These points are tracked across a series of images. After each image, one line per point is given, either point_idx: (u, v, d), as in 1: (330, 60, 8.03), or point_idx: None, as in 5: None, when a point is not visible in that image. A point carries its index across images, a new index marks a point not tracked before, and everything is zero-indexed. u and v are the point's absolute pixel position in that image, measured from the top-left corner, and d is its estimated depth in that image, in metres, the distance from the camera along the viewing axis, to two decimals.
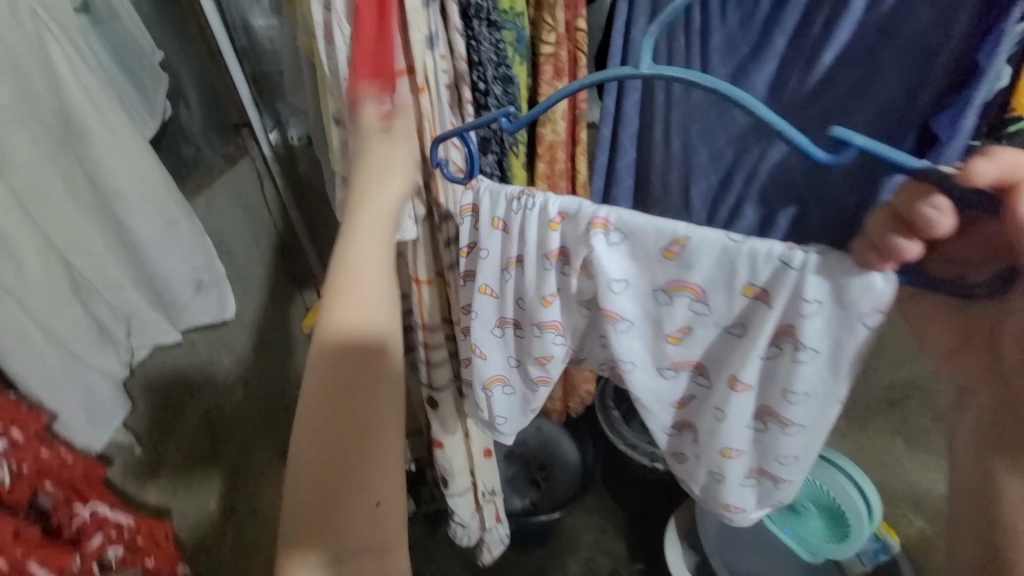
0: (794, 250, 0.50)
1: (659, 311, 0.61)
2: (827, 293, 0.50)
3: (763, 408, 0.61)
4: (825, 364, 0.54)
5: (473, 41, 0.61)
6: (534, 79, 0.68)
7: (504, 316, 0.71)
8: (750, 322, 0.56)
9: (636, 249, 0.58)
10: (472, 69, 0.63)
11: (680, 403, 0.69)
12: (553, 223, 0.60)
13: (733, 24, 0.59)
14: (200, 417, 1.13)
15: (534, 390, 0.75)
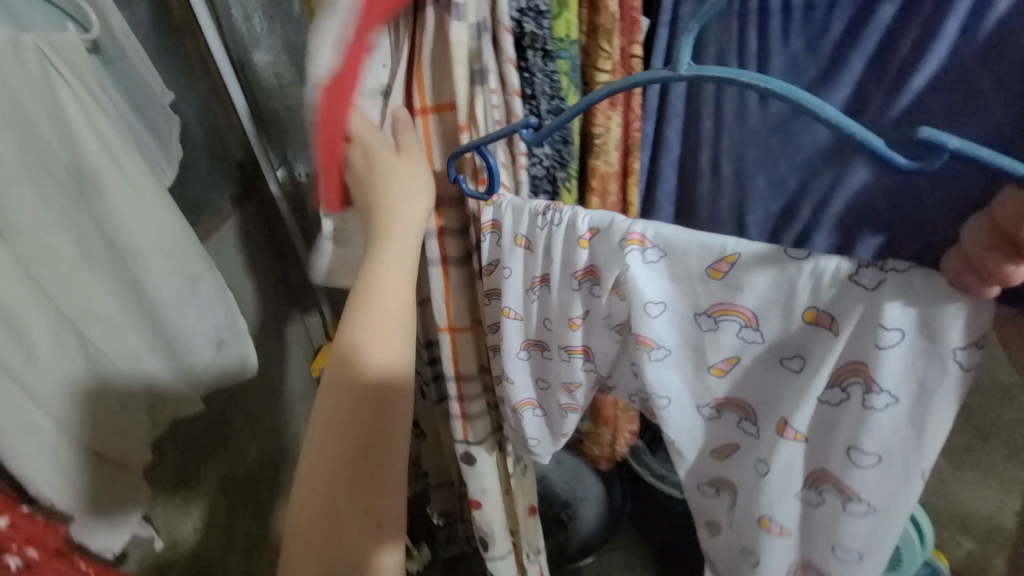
0: (867, 270, 0.46)
1: (699, 338, 0.58)
2: (909, 328, 0.46)
3: (817, 464, 0.57)
4: (899, 419, 0.49)
5: (527, 74, 0.60)
6: (588, 108, 0.69)
7: (532, 338, 0.71)
8: (810, 358, 0.52)
9: (678, 271, 0.56)
10: (526, 102, 0.62)
11: (719, 454, 0.65)
12: (585, 241, 0.60)
13: (799, 49, 0.57)
14: (218, 478, 1.05)
15: (565, 418, 0.75)
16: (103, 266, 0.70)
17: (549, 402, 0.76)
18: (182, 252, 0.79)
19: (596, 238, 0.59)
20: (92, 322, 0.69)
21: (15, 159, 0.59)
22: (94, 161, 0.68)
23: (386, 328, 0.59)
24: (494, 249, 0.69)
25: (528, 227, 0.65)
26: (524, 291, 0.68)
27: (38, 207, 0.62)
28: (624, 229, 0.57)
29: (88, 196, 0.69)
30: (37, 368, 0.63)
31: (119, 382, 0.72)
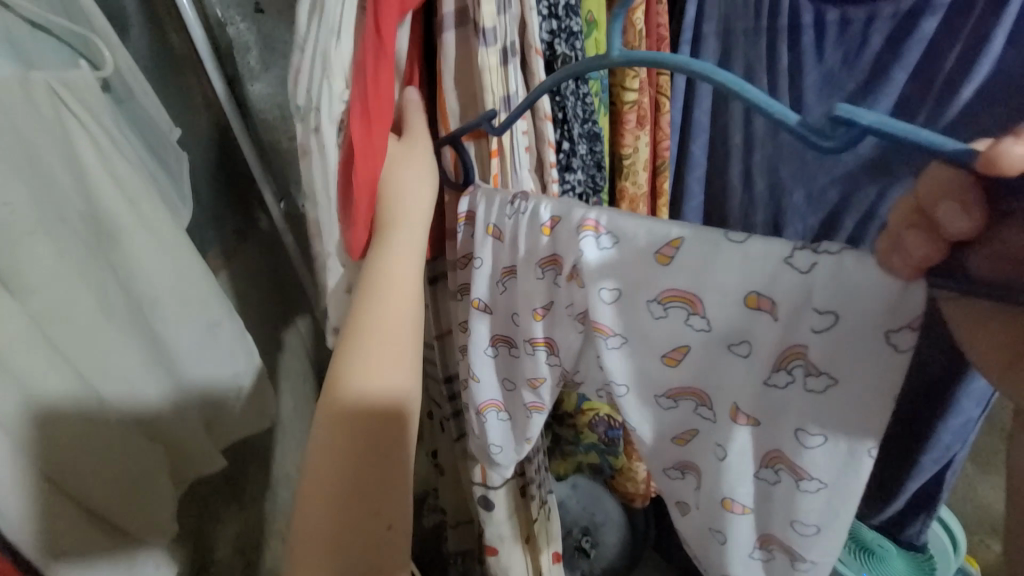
0: (798, 251, 0.35)
1: (649, 328, 0.44)
2: (850, 303, 0.34)
3: (769, 445, 0.42)
4: (851, 393, 0.36)
5: (559, 99, 0.55)
6: (615, 128, 0.67)
7: (497, 332, 0.57)
8: (758, 339, 0.39)
9: (619, 265, 0.43)
10: (558, 127, 0.57)
11: (679, 442, 0.48)
12: (547, 230, 0.47)
13: (835, 62, 0.56)
14: (234, 538, 0.93)
15: (529, 420, 0.58)
16: (120, 322, 0.51)
17: (514, 404, 0.59)
18: (186, 288, 0.57)
19: (560, 227, 0.45)
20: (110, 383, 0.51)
21: (31, 213, 0.44)
22: (117, 214, 0.50)
23: (378, 340, 0.48)
24: (466, 242, 0.57)
25: (489, 214, 0.52)
26: (492, 284, 0.54)
27: (56, 261, 0.46)
28: (574, 216, 0.44)
29: (109, 250, 0.51)
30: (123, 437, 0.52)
31: (139, 450, 0.53)
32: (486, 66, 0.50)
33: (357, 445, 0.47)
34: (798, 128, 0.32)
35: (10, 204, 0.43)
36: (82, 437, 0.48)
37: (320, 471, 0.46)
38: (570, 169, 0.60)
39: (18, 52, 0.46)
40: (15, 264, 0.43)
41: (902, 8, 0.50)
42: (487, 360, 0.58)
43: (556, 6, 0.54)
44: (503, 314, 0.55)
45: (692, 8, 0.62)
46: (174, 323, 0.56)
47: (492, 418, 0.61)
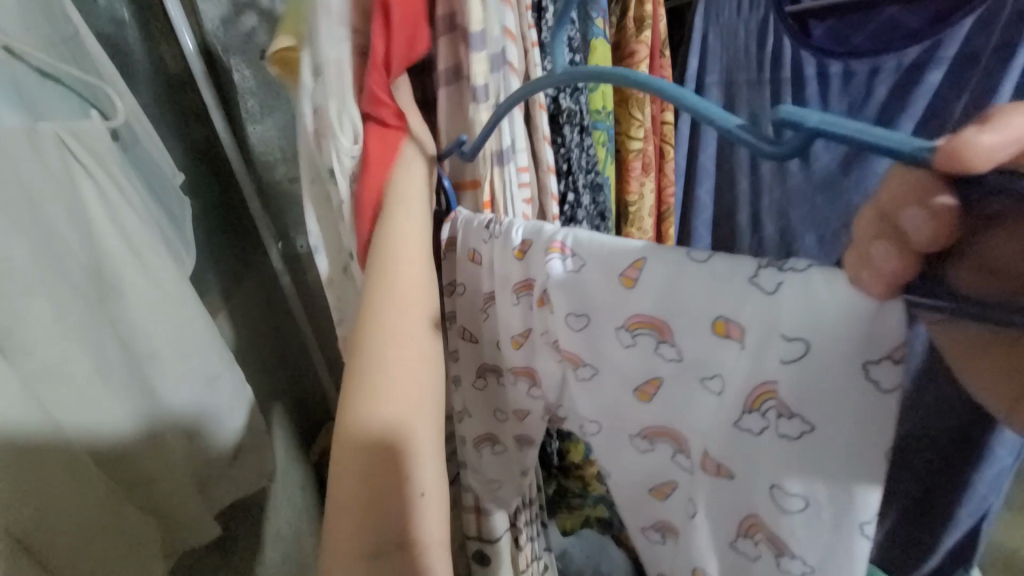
0: (763, 269, 0.29)
1: (618, 359, 0.37)
2: (816, 328, 0.27)
3: (745, 507, 0.34)
4: (837, 443, 0.28)
5: (563, 150, 0.50)
6: (620, 179, 0.64)
7: (484, 361, 0.49)
8: (728, 374, 0.32)
9: (584, 293, 0.36)
10: (562, 179, 0.51)
11: (657, 495, 0.41)
12: (519, 253, 0.39)
13: (840, 112, 0.55)
14: None
15: (524, 452, 0.51)
16: (116, 385, 0.48)
17: (506, 435, 0.51)
18: (181, 338, 0.54)
19: (532, 252, 0.39)
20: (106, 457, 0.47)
21: (30, 268, 0.41)
22: (119, 263, 0.48)
23: (399, 340, 0.32)
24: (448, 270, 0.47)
25: (466, 232, 0.44)
26: (472, 310, 0.47)
27: (55, 320, 0.43)
28: (541, 237, 0.38)
29: (108, 303, 0.48)
30: (111, 522, 0.46)
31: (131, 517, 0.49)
32: (475, 122, 0.42)
33: (389, 497, 0.28)
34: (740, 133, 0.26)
35: (11, 260, 0.40)
36: (80, 516, 0.44)
37: (340, 548, 0.27)
38: (575, 223, 0.53)
39: (24, 101, 0.44)
40: (16, 325, 0.40)
41: (906, 61, 0.50)
42: (476, 392, 0.51)
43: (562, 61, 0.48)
44: (489, 346, 0.48)
45: (694, 60, 0.63)
46: (173, 380, 0.53)
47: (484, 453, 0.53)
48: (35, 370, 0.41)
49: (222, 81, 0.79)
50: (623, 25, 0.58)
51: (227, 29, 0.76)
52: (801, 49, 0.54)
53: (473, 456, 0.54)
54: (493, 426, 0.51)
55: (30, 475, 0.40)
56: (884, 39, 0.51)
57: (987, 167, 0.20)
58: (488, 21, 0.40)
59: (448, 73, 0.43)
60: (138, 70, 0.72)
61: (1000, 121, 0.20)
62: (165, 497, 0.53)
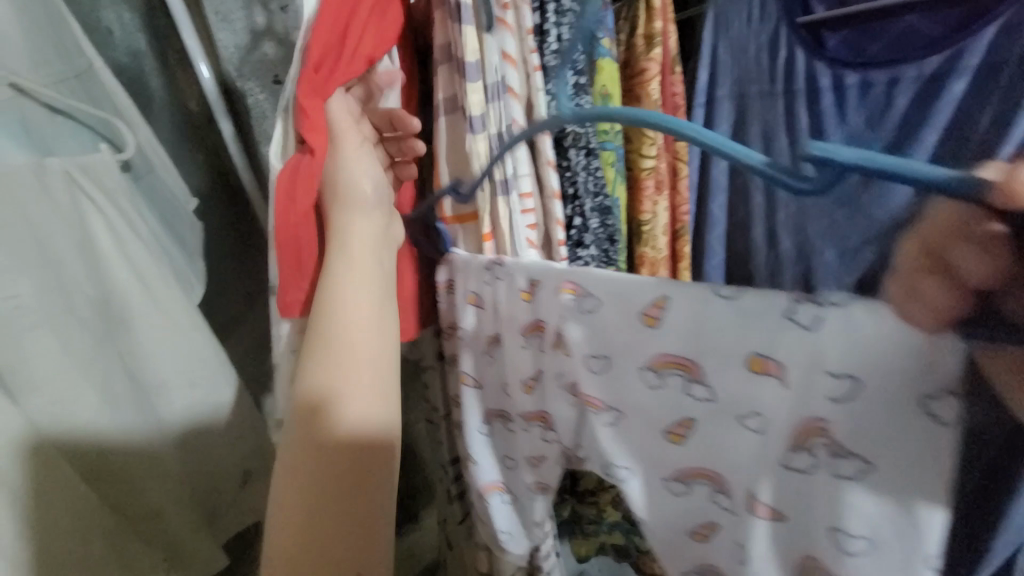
0: (800, 305, 0.28)
1: (644, 403, 0.37)
2: (868, 367, 0.27)
3: (800, 549, 0.32)
4: (897, 482, 0.27)
5: (569, 173, 0.49)
6: (633, 197, 0.62)
7: (491, 407, 0.49)
8: (772, 413, 0.31)
9: (601, 333, 0.37)
10: (568, 204, 0.50)
11: (698, 538, 0.38)
12: (527, 294, 0.40)
13: (858, 125, 0.52)
14: None
15: (535, 501, 0.49)
16: (125, 419, 0.49)
17: (517, 483, 0.50)
18: (189, 369, 0.53)
19: (539, 292, 0.39)
20: (103, 482, 0.49)
21: (36, 304, 0.43)
22: (127, 292, 0.49)
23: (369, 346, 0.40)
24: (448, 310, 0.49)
25: (466, 272, 0.45)
26: (478, 354, 0.48)
27: (60, 355, 0.44)
28: (551, 276, 0.38)
29: (116, 334, 0.49)
30: (87, 546, 0.47)
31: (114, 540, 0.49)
32: (473, 151, 0.42)
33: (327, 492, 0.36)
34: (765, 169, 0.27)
35: (15, 297, 0.42)
36: (68, 541, 0.45)
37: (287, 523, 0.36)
38: (582, 248, 0.51)
39: (33, 139, 0.47)
40: (20, 363, 0.42)
41: (927, 70, 0.48)
42: (482, 440, 0.51)
43: (565, 82, 0.46)
44: (500, 386, 0.47)
45: (704, 74, 0.60)
46: (183, 412, 0.53)
47: (497, 503, 0.51)
48: (41, 408, 0.44)
49: (236, 103, 0.76)
50: (632, 43, 0.57)
51: (246, 57, 0.73)
52: (815, 61, 0.53)
53: (484, 507, 0.52)
54: (505, 474, 0.51)
55: (23, 502, 0.42)
56: (902, 46, 0.49)
57: None
58: (483, 49, 0.41)
59: (447, 103, 0.44)
60: (155, 102, 0.74)
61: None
62: (158, 528, 0.52)
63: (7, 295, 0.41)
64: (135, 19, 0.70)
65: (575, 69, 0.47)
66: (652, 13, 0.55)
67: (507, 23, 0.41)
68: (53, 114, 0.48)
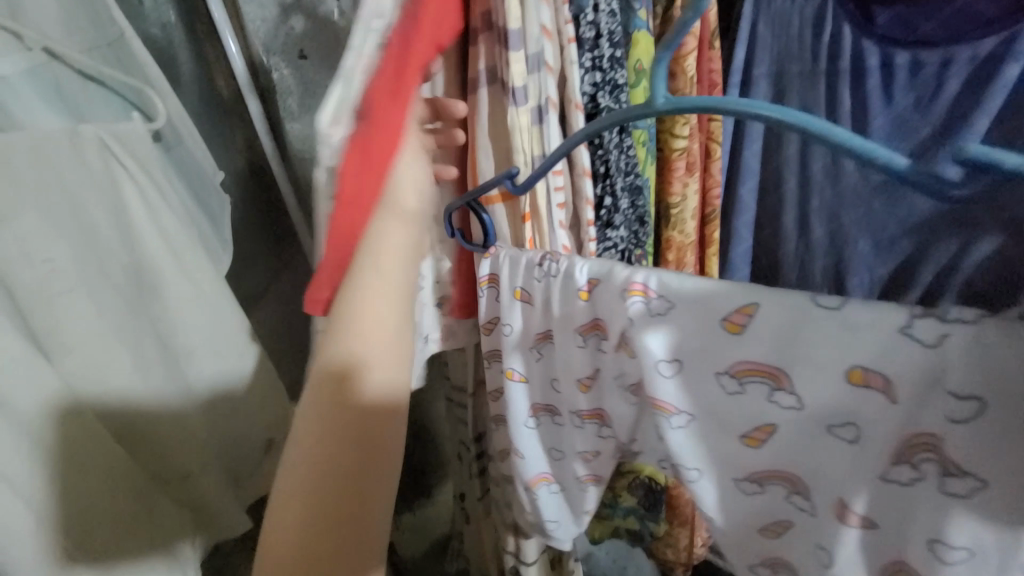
0: (917, 318, 0.26)
1: (719, 405, 0.35)
2: (998, 388, 0.25)
3: (890, 553, 0.32)
4: (1008, 503, 0.26)
5: (600, 152, 0.47)
6: (663, 178, 0.60)
7: (537, 402, 0.48)
8: (868, 424, 0.30)
9: (673, 337, 0.35)
10: (597, 183, 0.48)
11: (767, 534, 0.38)
12: (586, 293, 0.39)
13: (906, 107, 0.50)
14: None
15: (585, 493, 0.49)
16: (157, 385, 0.50)
17: (565, 475, 0.50)
18: (215, 337, 0.54)
19: (600, 291, 0.38)
20: (133, 444, 0.51)
21: (72, 269, 0.44)
22: (160, 262, 0.50)
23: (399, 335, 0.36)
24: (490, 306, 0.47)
25: (517, 271, 0.43)
26: (525, 350, 0.46)
27: (94, 318, 0.45)
28: (616, 278, 0.36)
29: (148, 301, 0.50)
30: (120, 505, 0.47)
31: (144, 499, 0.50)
32: (514, 125, 0.41)
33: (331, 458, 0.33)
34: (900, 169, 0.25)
35: (52, 260, 0.42)
36: (96, 499, 0.46)
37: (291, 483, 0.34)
38: (612, 228, 0.50)
39: (67, 104, 0.47)
40: (53, 326, 0.43)
41: (982, 52, 0.44)
42: (529, 436, 0.49)
43: (601, 55, 0.45)
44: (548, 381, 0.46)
45: (741, 51, 0.58)
46: (211, 380, 0.55)
47: (546, 495, 0.51)
48: (75, 371, 0.45)
49: (262, 81, 0.77)
50: (668, 18, 0.54)
51: (272, 33, 0.73)
52: (863, 39, 0.50)
53: (529, 499, 0.52)
54: (552, 467, 0.51)
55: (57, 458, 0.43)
56: (955, 27, 0.45)
57: None
58: (526, 18, 0.38)
59: (489, 74, 0.42)
60: (181, 73, 0.73)
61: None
62: (187, 487, 0.54)
63: (43, 258, 0.42)
64: None
65: (612, 42, 0.45)
66: None
67: None
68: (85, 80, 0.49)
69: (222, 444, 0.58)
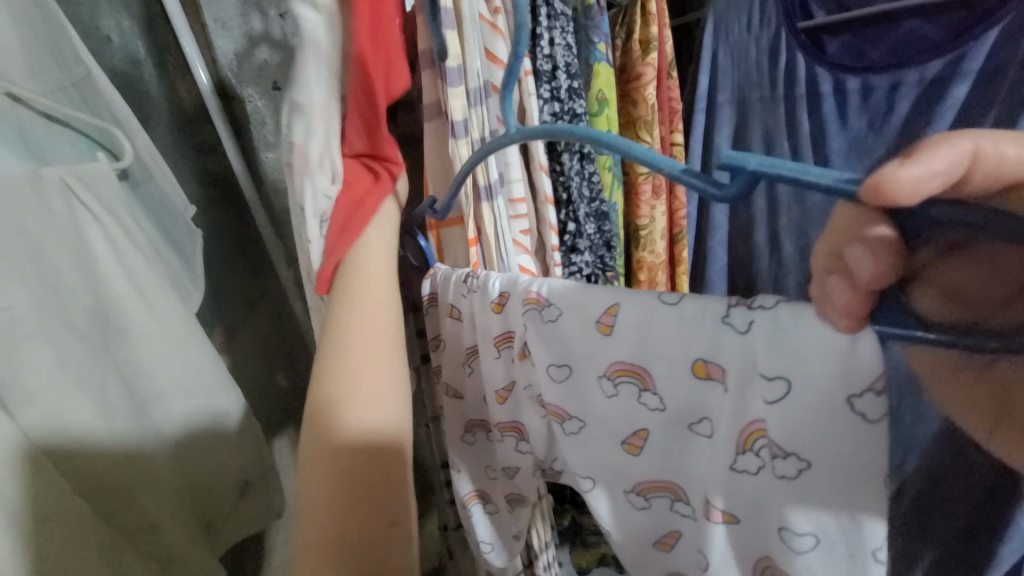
0: (733, 308, 0.28)
1: (598, 410, 0.35)
2: (798, 365, 0.26)
3: (756, 550, 0.31)
4: (836, 483, 0.26)
5: (562, 179, 0.49)
6: (630, 202, 0.62)
7: (471, 417, 0.48)
8: (717, 416, 0.30)
9: (562, 344, 0.35)
10: (561, 210, 0.50)
11: (661, 548, 0.38)
12: (498, 306, 0.39)
13: (861, 129, 0.52)
14: None
15: (515, 514, 0.49)
16: (122, 428, 0.48)
17: (497, 492, 0.49)
18: (182, 372, 0.53)
19: (509, 304, 0.38)
20: (100, 495, 0.48)
21: (31, 316, 0.42)
22: (123, 301, 0.48)
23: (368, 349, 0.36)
24: (431, 322, 0.46)
25: (445, 288, 0.43)
26: (457, 363, 0.46)
27: (54, 365, 0.43)
28: (517, 288, 0.37)
29: (114, 344, 0.48)
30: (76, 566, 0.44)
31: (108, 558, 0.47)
32: (455, 157, 0.41)
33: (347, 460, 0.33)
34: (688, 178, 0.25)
35: (10, 308, 0.41)
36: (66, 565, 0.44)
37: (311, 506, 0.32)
38: (577, 253, 0.50)
39: (31, 147, 0.46)
40: (13, 375, 0.41)
41: (929, 74, 0.47)
42: (462, 450, 0.49)
43: (558, 87, 0.46)
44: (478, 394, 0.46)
45: (704, 79, 0.60)
46: (179, 419, 0.53)
47: (478, 513, 0.50)
48: (35, 419, 0.42)
49: (235, 113, 0.76)
50: (630, 49, 0.58)
51: (244, 65, 0.73)
52: (816, 66, 0.51)
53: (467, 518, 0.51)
54: (484, 483, 0.50)
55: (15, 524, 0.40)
56: (903, 53, 0.47)
57: (918, 199, 0.20)
58: (466, 55, 0.39)
59: (431, 108, 0.43)
60: (151, 108, 0.72)
61: (925, 157, 0.20)
62: (154, 536, 0.51)
63: (2, 306, 0.40)
64: (135, 26, 0.69)
65: (569, 74, 0.47)
66: (648, 18, 0.56)
67: (499, 29, 0.42)
68: (48, 122, 0.48)
69: (192, 490, 0.56)
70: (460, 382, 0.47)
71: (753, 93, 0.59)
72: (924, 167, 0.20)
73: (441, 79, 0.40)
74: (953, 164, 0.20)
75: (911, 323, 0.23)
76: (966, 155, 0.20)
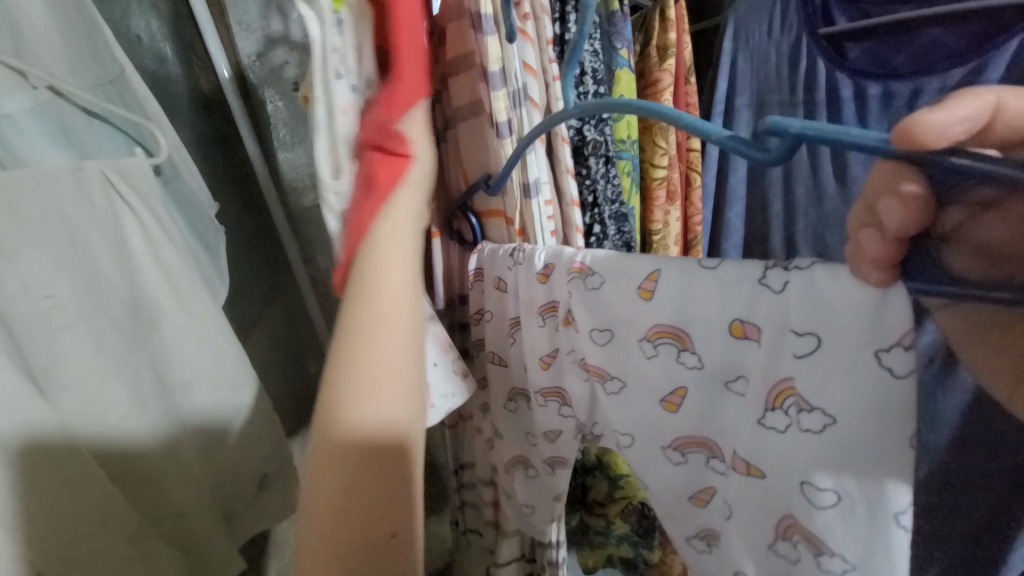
0: (769, 270, 0.28)
1: (642, 373, 0.36)
2: (824, 327, 0.26)
3: (778, 507, 0.31)
4: (861, 446, 0.26)
5: (587, 182, 0.49)
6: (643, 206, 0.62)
7: (514, 386, 0.49)
8: (752, 372, 0.31)
9: (604, 310, 0.36)
10: (586, 212, 0.50)
11: (698, 502, 0.38)
12: (543, 277, 0.40)
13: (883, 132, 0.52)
14: None
15: (554, 477, 0.49)
16: (151, 416, 0.49)
17: (534, 458, 0.50)
18: (209, 364, 0.54)
19: (554, 274, 0.39)
20: (130, 484, 0.49)
21: (72, 304, 0.43)
22: (156, 293, 0.50)
23: (393, 340, 0.34)
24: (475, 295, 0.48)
25: (493, 263, 0.44)
26: (500, 333, 0.47)
27: (90, 353, 0.44)
28: (562, 258, 0.38)
29: (147, 335, 0.49)
30: (104, 554, 0.45)
31: (130, 549, 0.47)
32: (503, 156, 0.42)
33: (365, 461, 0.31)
34: (734, 143, 0.26)
35: (52, 296, 0.42)
36: (96, 552, 0.44)
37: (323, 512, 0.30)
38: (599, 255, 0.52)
39: (72, 142, 0.48)
40: (51, 362, 0.42)
41: (950, 83, 0.45)
42: (507, 416, 0.51)
43: (585, 92, 0.48)
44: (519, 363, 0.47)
45: (723, 84, 0.63)
46: (204, 409, 0.54)
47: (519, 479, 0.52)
48: (72, 410, 0.43)
49: (258, 111, 0.78)
50: (646, 56, 0.59)
51: (267, 69, 0.75)
52: (838, 73, 0.51)
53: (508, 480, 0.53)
54: (524, 449, 0.51)
55: (48, 506, 0.41)
56: (925, 60, 0.46)
57: (942, 144, 0.20)
58: (506, 58, 0.40)
59: (469, 106, 0.44)
60: (179, 104, 0.73)
61: (948, 105, 0.20)
62: (177, 521, 0.52)
63: (44, 294, 0.41)
64: (162, 24, 0.69)
65: (595, 79, 0.48)
66: (667, 24, 0.56)
67: (528, 35, 0.42)
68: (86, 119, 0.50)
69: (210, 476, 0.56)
70: (501, 354, 0.48)
71: (773, 97, 0.60)
72: (946, 116, 0.20)
73: (485, 83, 0.41)
74: (974, 113, 0.20)
75: (940, 279, 0.23)
76: (988, 108, 0.21)
